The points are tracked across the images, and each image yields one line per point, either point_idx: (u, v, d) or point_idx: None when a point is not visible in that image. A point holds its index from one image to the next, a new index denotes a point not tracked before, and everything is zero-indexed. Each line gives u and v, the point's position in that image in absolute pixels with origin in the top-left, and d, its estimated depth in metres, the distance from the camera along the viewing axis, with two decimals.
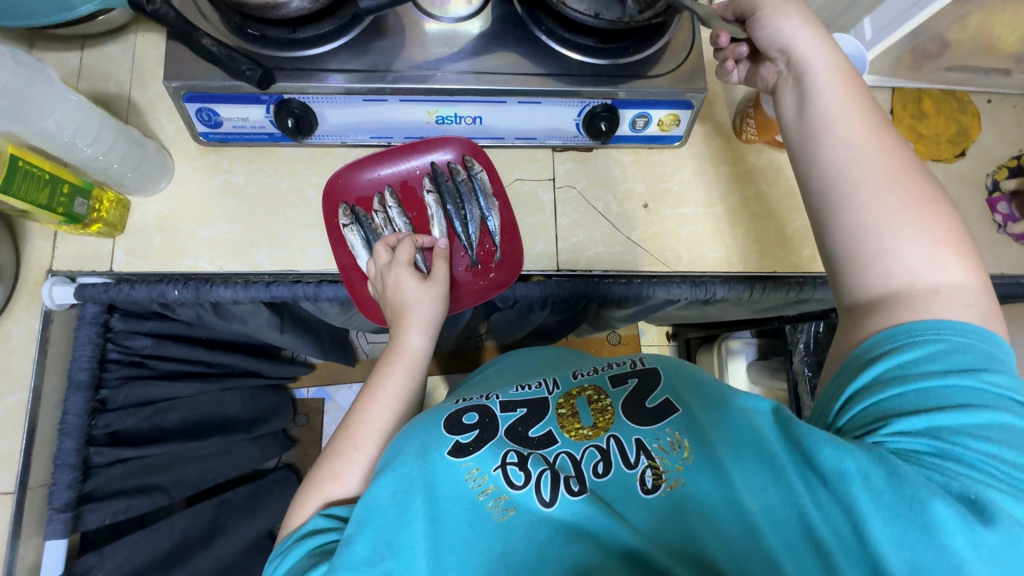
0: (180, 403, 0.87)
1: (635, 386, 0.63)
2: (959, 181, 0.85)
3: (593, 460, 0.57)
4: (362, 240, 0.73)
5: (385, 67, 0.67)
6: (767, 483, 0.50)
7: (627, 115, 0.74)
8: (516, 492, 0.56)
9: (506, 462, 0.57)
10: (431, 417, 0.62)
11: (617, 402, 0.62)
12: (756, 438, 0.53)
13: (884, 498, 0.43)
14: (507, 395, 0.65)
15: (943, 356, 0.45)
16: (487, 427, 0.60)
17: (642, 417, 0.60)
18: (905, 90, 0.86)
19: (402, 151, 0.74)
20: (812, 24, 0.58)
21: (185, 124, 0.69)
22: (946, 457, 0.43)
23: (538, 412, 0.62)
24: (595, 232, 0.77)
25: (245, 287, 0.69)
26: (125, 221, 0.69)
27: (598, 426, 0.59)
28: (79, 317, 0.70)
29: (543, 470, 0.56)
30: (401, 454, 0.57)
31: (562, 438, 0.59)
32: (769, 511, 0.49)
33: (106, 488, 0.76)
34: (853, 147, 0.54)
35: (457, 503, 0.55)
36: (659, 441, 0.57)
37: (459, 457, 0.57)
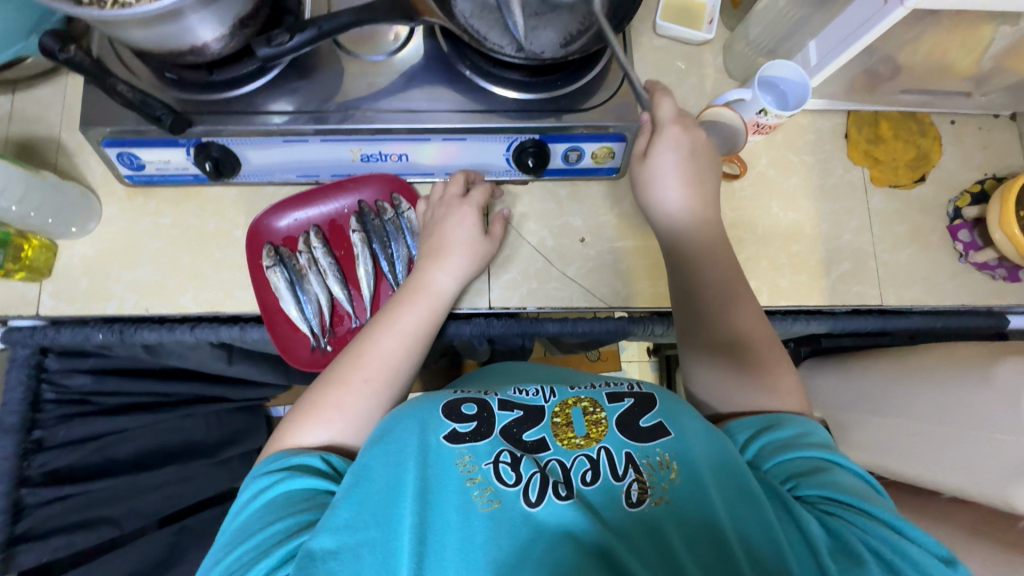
0: (130, 436, 0.88)
1: (630, 405, 0.60)
2: (917, 208, 0.82)
3: (582, 469, 0.56)
4: (286, 282, 0.70)
5: (321, 108, 0.66)
6: (744, 514, 0.52)
7: (558, 148, 0.72)
8: (506, 489, 0.54)
9: (499, 459, 0.55)
10: (429, 401, 0.60)
11: (612, 416, 0.59)
12: (737, 469, 0.55)
13: (838, 555, 0.49)
14: (507, 394, 0.62)
15: (815, 440, 0.57)
16: (485, 421, 0.58)
17: (635, 432, 0.58)
18: (861, 113, 0.83)
19: (328, 190, 0.73)
20: (674, 151, 0.67)
21: (108, 167, 0.69)
22: (879, 526, 0.50)
23: (535, 414, 0.60)
24: (529, 268, 0.75)
25: (169, 330, 0.69)
26: (51, 264, 0.70)
27: (591, 436, 0.58)
28: (10, 360, 0.72)
29: (534, 472, 0.55)
30: (398, 433, 0.57)
31: (555, 446, 0.57)
32: (747, 542, 0.51)
33: (45, 525, 0.77)
34: (739, 358, 0.65)
35: (446, 491, 0.54)
36: (648, 458, 0.56)
37: (455, 443, 0.57)
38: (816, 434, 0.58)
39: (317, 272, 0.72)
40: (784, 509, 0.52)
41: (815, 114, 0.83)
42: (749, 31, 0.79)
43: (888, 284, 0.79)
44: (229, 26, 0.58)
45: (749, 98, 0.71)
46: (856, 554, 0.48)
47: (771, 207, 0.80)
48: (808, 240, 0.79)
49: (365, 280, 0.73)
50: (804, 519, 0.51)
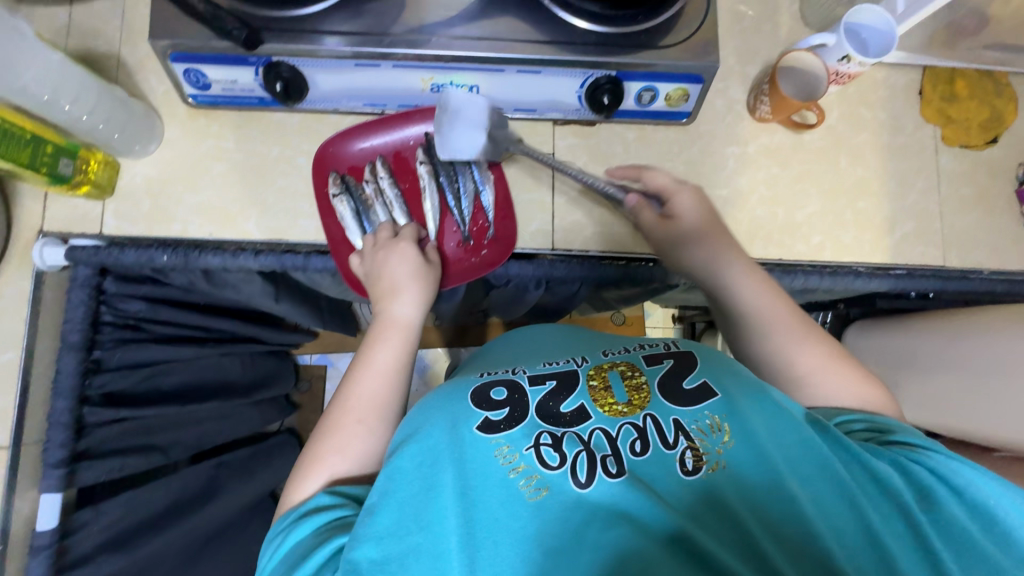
0: (178, 367, 0.87)
1: (671, 366, 0.59)
2: (986, 170, 0.80)
3: (630, 437, 0.53)
4: (352, 212, 0.69)
5: (381, 30, 0.62)
6: (817, 473, 0.50)
7: (632, 88, 0.70)
8: (551, 472, 0.51)
9: (539, 442, 0.52)
10: (457, 390, 0.59)
11: (653, 381, 0.57)
12: (798, 428, 0.53)
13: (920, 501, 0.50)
14: (536, 369, 0.61)
15: (864, 417, 0.57)
16: (518, 403, 0.56)
17: (679, 397, 0.55)
18: (937, 70, 0.80)
19: (396, 120, 0.72)
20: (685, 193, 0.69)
21: (173, 85, 0.67)
22: (947, 459, 0.52)
23: (568, 384, 0.58)
24: (593, 211, 0.75)
25: (233, 255, 0.68)
26: (114, 183, 0.68)
27: (634, 403, 0.55)
28: (70, 279, 0.71)
29: (579, 451, 0.52)
30: (425, 430, 0.55)
31: (596, 413, 0.55)
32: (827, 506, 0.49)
33: (102, 446, 0.78)
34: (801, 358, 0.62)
35: (487, 480, 0.51)
36: (698, 422, 0.53)
37: (489, 433, 0.53)
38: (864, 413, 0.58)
39: (383, 203, 0.72)
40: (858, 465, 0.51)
41: (890, 69, 0.80)
42: None
43: (951, 246, 0.78)
44: None
45: (833, 43, 0.69)
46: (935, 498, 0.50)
47: (839, 162, 0.78)
48: (875, 196, 0.78)
49: (430, 214, 0.73)
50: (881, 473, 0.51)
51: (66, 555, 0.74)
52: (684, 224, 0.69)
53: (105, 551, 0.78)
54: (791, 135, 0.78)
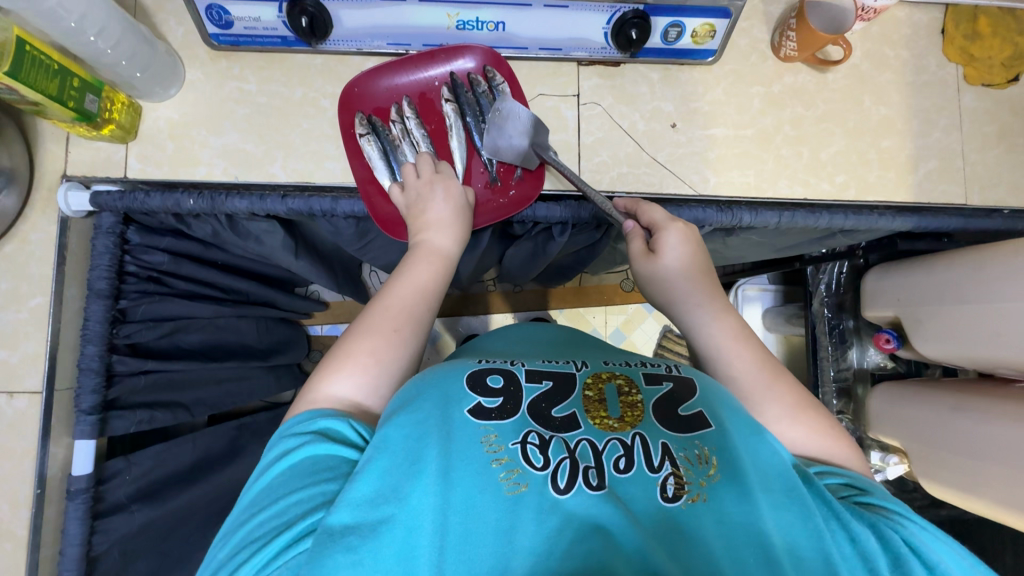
0: (198, 325, 0.87)
1: (670, 390, 0.59)
2: (1008, 108, 0.80)
3: (615, 454, 0.53)
4: (379, 151, 0.69)
5: None
6: (793, 515, 0.50)
7: (659, 24, 0.69)
8: (534, 471, 0.51)
9: (526, 440, 0.53)
10: (453, 372, 0.59)
11: (649, 401, 0.57)
12: (785, 472, 0.53)
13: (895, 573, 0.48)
14: (534, 365, 0.62)
15: (850, 478, 0.56)
16: (511, 397, 0.56)
17: (670, 422, 0.56)
18: (960, 7, 0.80)
19: (421, 59, 0.70)
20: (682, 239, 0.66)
21: (195, 24, 0.66)
22: (921, 531, 0.51)
23: (565, 389, 0.59)
24: (620, 152, 0.74)
25: (260, 199, 0.67)
26: (136, 126, 0.67)
27: (625, 420, 0.55)
28: (96, 226, 0.70)
29: (563, 458, 0.52)
30: (419, 406, 0.55)
31: (585, 423, 0.55)
32: (796, 551, 0.48)
33: (129, 398, 0.79)
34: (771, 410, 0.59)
35: (470, 466, 0.51)
36: (687, 452, 0.53)
37: (479, 419, 0.54)
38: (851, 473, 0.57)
39: (410, 143, 0.71)
40: (836, 520, 0.50)
41: (913, 6, 0.80)
42: None
43: (972, 184, 0.79)
44: None
45: None
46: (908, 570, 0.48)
47: (863, 101, 0.78)
48: (899, 135, 0.78)
49: (458, 153, 0.73)
50: (859, 534, 0.50)
51: (100, 502, 0.76)
52: (667, 264, 0.66)
53: (137, 501, 0.80)
54: (816, 73, 0.77)
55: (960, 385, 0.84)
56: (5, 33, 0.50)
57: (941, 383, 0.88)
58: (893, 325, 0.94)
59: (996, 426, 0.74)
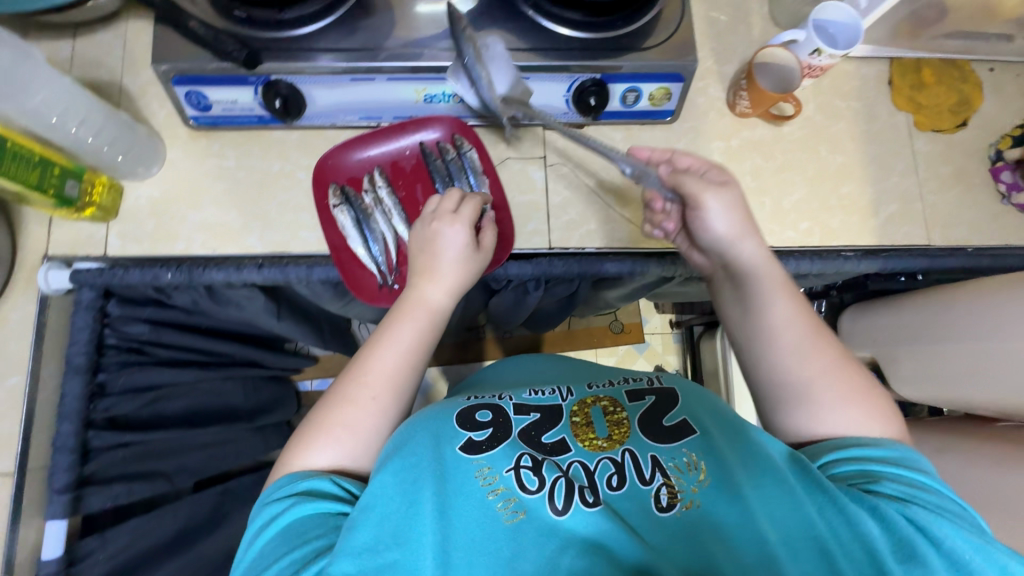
0: (181, 391, 0.87)
1: (652, 404, 0.68)
2: (960, 151, 0.83)
3: (607, 472, 0.61)
4: (352, 220, 0.70)
5: (375, 45, 0.67)
6: (783, 509, 0.55)
7: (617, 89, 0.73)
8: (529, 496, 0.58)
9: (519, 465, 0.60)
10: (445, 410, 0.68)
11: (633, 416, 0.66)
12: (771, 466, 0.58)
13: (899, 553, 0.51)
14: (521, 398, 0.70)
15: (869, 454, 0.57)
16: (500, 427, 0.65)
17: (654, 434, 0.64)
18: (905, 60, 0.84)
19: (392, 131, 0.73)
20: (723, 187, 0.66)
21: (175, 108, 0.70)
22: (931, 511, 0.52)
23: (553, 417, 0.67)
24: (587, 209, 0.77)
25: (237, 270, 0.69)
26: (117, 205, 0.70)
27: (613, 438, 0.64)
28: (75, 303, 0.72)
29: (557, 478, 0.59)
30: (415, 446, 0.61)
31: (575, 447, 0.63)
32: (790, 535, 0.54)
33: (107, 472, 0.77)
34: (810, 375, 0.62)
35: (469, 502, 0.58)
36: (675, 461, 0.61)
37: (471, 454, 0.62)
38: (877, 446, 0.58)
39: (382, 211, 0.72)
40: (833, 509, 0.54)
41: (859, 61, 0.85)
42: None
43: (934, 225, 0.81)
44: None
45: (803, 39, 0.73)
46: (912, 549, 0.51)
47: (820, 150, 0.81)
48: (857, 181, 0.81)
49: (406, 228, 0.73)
50: (859, 520, 0.52)
51: None
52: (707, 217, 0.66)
53: None
54: (772, 126, 0.81)
55: (946, 425, 0.84)
56: None
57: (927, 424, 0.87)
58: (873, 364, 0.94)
59: (982, 464, 0.74)
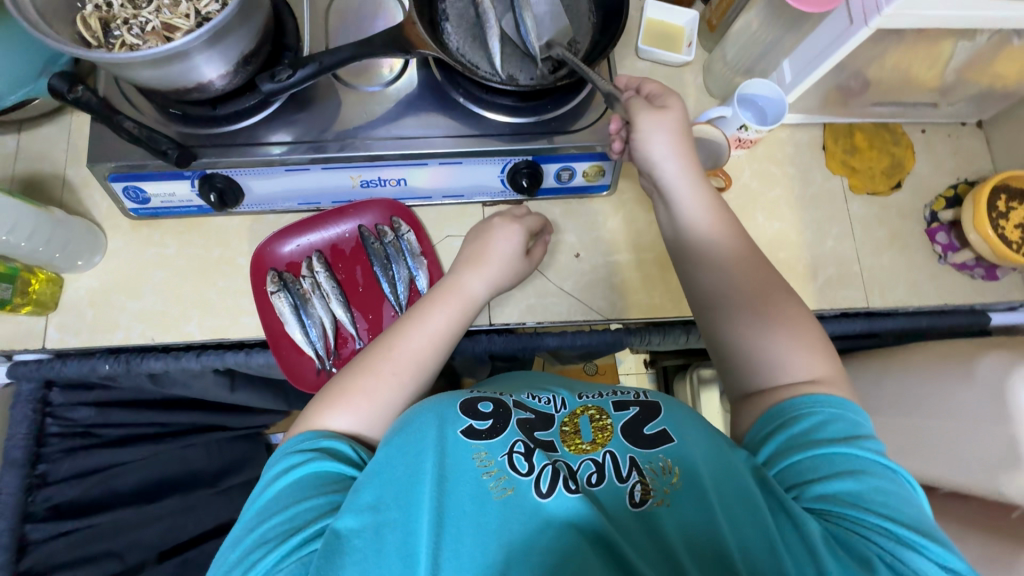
0: (134, 466, 0.86)
1: (636, 413, 0.62)
2: (895, 213, 0.85)
3: (588, 471, 0.57)
4: (290, 306, 0.72)
5: (320, 138, 0.69)
6: (746, 516, 0.53)
7: (550, 169, 0.75)
8: (519, 477, 0.55)
9: (514, 450, 0.57)
10: (454, 395, 0.62)
11: (617, 423, 0.61)
12: (738, 474, 0.56)
13: (841, 553, 0.49)
14: (520, 398, 0.64)
15: (833, 431, 0.55)
16: (501, 417, 0.60)
17: (640, 439, 0.59)
18: (836, 126, 0.87)
19: (331, 216, 0.75)
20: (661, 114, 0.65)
21: (114, 201, 0.71)
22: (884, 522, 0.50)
23: (544, 422, 0.61)
24: (527, 284, 0.78)
25: (175, 358, 0.71)
26: (57, 298, 0.71)
27: (596, 441, 0.59)
28: (16, 396, 0.74)
29: (546, 464, 0.56)
30: (415, 429, 0.58)
31: (562, 449, 0.59)
32: (748, 542, 0.52)
33: (50, 561, 0.76)
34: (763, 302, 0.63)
35: (462, 481, 0.55)
36: (651, 463, 0.57)
37: (472, 440, 0.58)
38: (839, 416, 0.55)
39: (321, 296, 0.74)
40: (787, 516, 0.52)
41: (793, 128, 0.87)
42: (727, 52, 0.83)
43: (872, 287, 0.82)
44: (233, 64, 0.62)
45: (730, 115, 0.76)
46: (861, 554, 0.49)
47: (757, 217, 0.83)
48: (793, 247, 0.83)
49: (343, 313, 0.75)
50: (804, 523, 0.51)
51: None
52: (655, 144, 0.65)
53: None
54: None
55: None
56: None
57: None
58: None
59: None
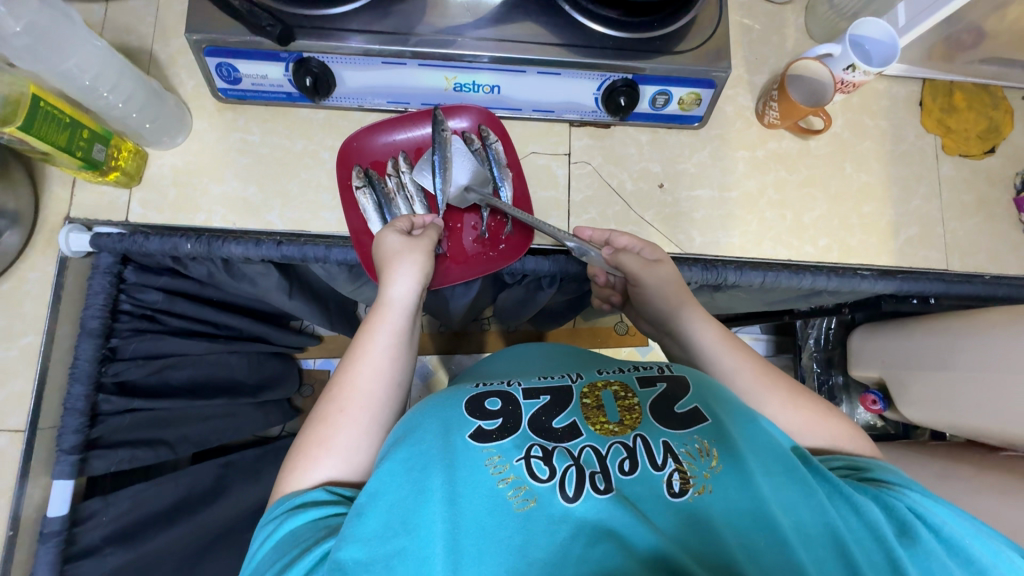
0: (189, 361, 0.87)
1: (664, 389, 0.60)
2: (985, 178, 0.83)
3: (619, 457, 0.54)
4: (374, 204, 0.73)
5: (407, 30, 0.65)
6: (798, 501, 0.52)
7: (647, 91, 0.72)
8: (540, 484, 0.53)
9: (530, 454, 0.55)
10: (452, 398, 0.61)
11: (645, 403, 0.59)
12: (784, 455, 0.55)
13: (899, 535, 0.51)
14: (530, 383, 0.63)
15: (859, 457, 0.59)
16: (510, 416, 0.58)
17: (668, 421, 0.57)
18: (937, 83, 0.84)
19: (419, 117, 0.75)
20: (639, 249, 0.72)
21: (204, 78, 0.69)
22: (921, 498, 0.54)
23: (562, 401, 0.60)
24: (608, 210, 0.77)
25: (256, 245, 0.69)
26: (141, 172, 0.70)
27: (625, 424, 0.57)
28: (94, 266, 0.73)
29: (569, 466, 0.54)
30: (423, 433, 0.56)
31: (587, 431, 0.57)
32: (807, 532, 0.50)
33: (113, 437, 0.79)
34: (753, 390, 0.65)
35: (476, 489, 0.52)
36: (687, 446, 0.55)
37: (482, 443, 0.55)
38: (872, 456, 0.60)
39: (404, 196, 0.77)
40: (841, 498, 0.53)
41: (892, 80, 0.84)
42: None
43: (952, 250, 0.81)
44: None
45: (838, 53, 0.72)
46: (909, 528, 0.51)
47: (845, 168, 0.81)
48: (879, 201, 0.81)
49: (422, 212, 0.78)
50: (864, 508, 0.52)
51: (73, 544, 0.74)
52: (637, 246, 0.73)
53: (111, 543, 0.78)
54: (799, 139, 0.81)
55: (946, 450, 0.85)
56: (21, 89, 0.54)
57: (931, 449, 0.88)
58: (877, 385, 0.97)
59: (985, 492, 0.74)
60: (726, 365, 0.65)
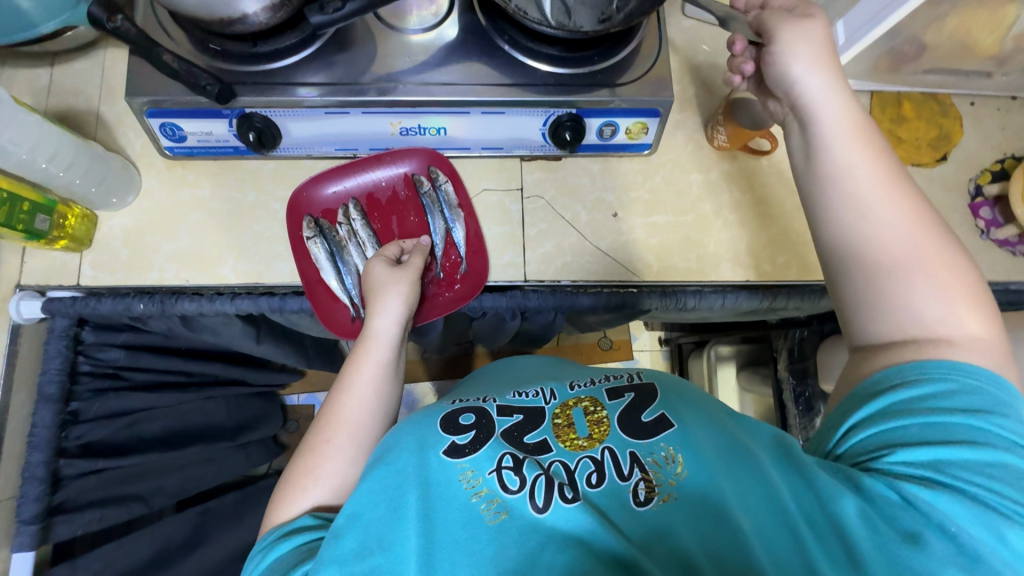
0: (161, 413, 0.87)
1: (631, 400, 0.60)
2: (939, 185, 0.83)
3: (587, 470, 0.54)
4: (326, 253, 0.74)
5: (353, 80, 0.66)
6: (761, 504, 0.51)
7: (593, 124, 0.73)
8: (511, 496, 0.52)
9: (502, 465, 0.54)
10: (429, 415, 0.61)
11: (614, 416, 0.58)
12: (749, 459, 0.55)
13: (881, 528, 0.47)
14: (506, 400, 0.62)
15: (944, 394, 0.48)
16: (485, 428, 0.58)
17: (635, 429, 0.57)
18: (884, 94, 0.85)
19: (368, 163, 0.75)
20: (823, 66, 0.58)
21: (150, 138, 0.69)
22: (948, 495, 0.46)
23: (535, 419, 0.60)
24: (563, 242, 0.77)
25: (209, 300, 0.71)
26: (92, 235, 0.70)
27: (593, 438, 0.56)
28: (48, 331, 0.72)
29: (539, 475, 0.53)
30: (400, 452, 0.56)
31: (557, 447, 0.56)
32: (765, 537, 0.49)
33: (79, 499, 0.77)
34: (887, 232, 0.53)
35: (452, 503, 0.52)
36: (653, 455, 0.55)
37: (455, 458, 0.55)
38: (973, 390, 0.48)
39: (356, 243, 0.77)
40: (812, 492, 0.51)
41: None
42: None
43: None
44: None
45: None
46: (906, 525, 0.46)
47: None
48: None
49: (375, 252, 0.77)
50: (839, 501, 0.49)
51: None
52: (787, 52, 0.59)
53: None
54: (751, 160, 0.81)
55: None
56: None
57: None
58: None
59: None
60: (861, 187, 0.55)
